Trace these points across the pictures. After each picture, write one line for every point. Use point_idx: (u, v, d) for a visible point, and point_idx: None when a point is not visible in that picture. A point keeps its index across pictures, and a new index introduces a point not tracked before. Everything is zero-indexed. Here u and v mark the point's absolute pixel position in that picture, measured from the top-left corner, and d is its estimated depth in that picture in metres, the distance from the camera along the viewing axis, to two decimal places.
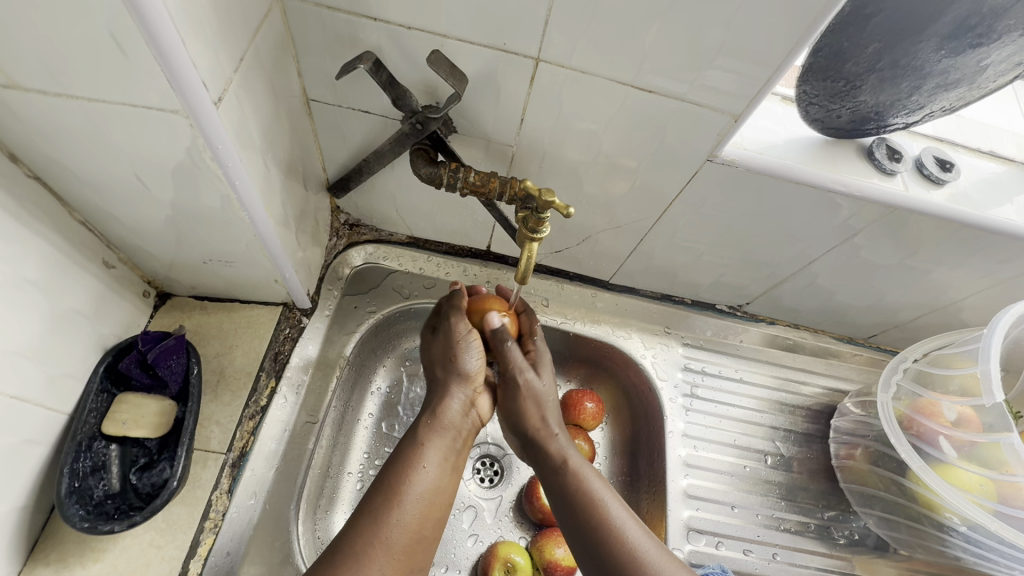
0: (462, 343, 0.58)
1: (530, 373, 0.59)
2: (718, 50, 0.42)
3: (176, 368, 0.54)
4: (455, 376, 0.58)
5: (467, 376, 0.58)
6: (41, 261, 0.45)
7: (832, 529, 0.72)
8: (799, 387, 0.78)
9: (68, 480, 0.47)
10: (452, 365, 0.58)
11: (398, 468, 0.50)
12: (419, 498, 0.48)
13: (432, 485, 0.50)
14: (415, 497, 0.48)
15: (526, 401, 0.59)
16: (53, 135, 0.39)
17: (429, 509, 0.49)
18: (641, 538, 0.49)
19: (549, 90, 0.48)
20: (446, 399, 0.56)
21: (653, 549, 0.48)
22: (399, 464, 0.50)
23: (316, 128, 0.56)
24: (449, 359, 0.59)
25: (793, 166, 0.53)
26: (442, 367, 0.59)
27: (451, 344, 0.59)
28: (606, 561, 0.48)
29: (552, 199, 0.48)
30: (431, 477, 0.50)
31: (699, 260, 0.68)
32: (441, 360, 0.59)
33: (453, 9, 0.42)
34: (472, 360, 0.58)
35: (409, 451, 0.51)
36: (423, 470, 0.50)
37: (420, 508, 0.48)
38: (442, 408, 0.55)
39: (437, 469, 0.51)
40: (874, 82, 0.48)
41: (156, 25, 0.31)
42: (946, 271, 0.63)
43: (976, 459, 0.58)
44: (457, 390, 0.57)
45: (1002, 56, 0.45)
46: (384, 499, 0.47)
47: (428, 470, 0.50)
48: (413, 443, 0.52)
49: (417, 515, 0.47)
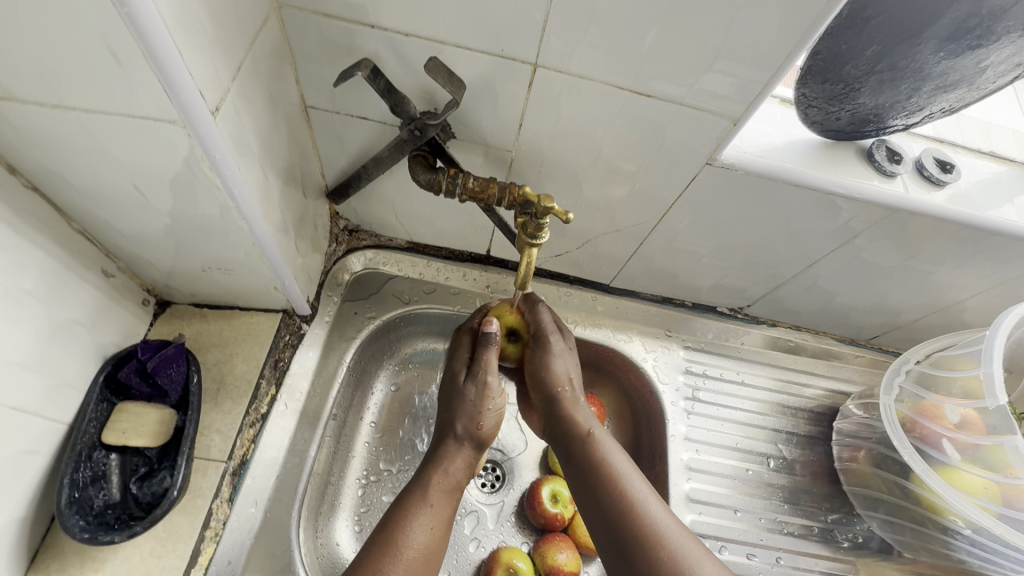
0: (486, 399, 0.57)
1: (557, 358, 0.59)
2: (716, 55, 0.42)
3: (176, 377, 0.55)
4: (469, 437, 0.57)
5: (482, 441, 0.58)
6: (39, 271, 0.45)
7: (835, 532, 0.71)
8: (801, 389, 0.78)
9: (68, 490, 0.47)
10: (472, 420, 0.57)
11: (400, 523, 0.50)
12: (417, 556, 0.49)
13: (426, 545, 0.50)
14: (413, 555, 0.48)
15: (555, 365, 0.59)
16: (51, 147, 0.39)
17: (425, 568, 0.49)
18: (660, 513, 0.49)
19: (548, 96, 0.48)
20: (454, 457, 0.56)
21: (673, 525, 0.48)
22: (401, 520, 0.50)
23: (315, 135, 0.56)
24: (472, 418, 0.57)
25: (793, 169, 0.52)
26: (459, 423, 0.57)
27: (473, 401, 0.57)
28: (621, 530, 0.48)
29: (551, 205, 0.48)
30: (429, 538, 0.50)
31: (699, 263, 0.68)
32: (461, 419, 0.57)
33: (449, 15, 0.42)
34: (490, 419, 0.58)
35: (411, 506, 0.51)
36: (421, 528, 0.50)
37: (417, 568, 0.48)
38: (450, 466, 0.55)
39: (435, 529, 0.51)
40: (873, 84, 0.48)
41: (152, 38, 0.31)
42: (948, 272, 0.63)
43: (980, 462, 0.57)
44: (464, 451, 0.57)
45: (1001, 57, 0.45)
46: (386, 556, 0.47)
47: (425, 521, 0.51)
48: (418, 499, 0.52)
49: (418, 568, 0.48)
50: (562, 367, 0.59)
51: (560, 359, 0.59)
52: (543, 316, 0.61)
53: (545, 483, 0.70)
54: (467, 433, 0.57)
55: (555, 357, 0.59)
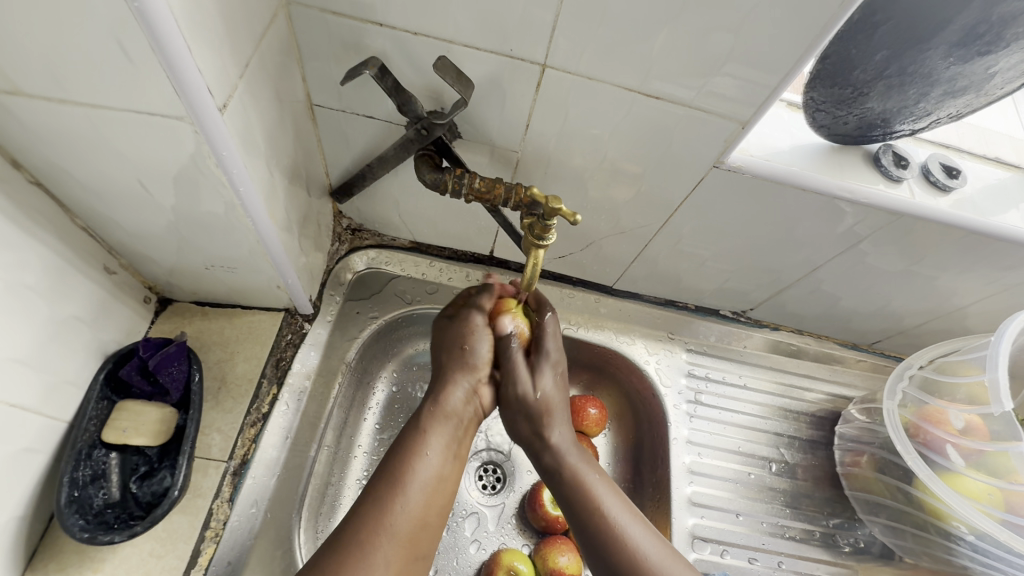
0: (471, 334, 0.57)
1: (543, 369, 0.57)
2: (726, 57, 0.42)
3: (177, 375, 0.54)
4: (467, 366, 0.56)
5: (481, 365, 0.57)
6: (42, 268, 0.45)
7: (837, 537, 0.71)
8: (803, 393, 0.78)
9: (67, 489, 0.47)
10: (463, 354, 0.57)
11: (402, 453, 0.50)
12: (421, 486, 0.48)
13: (433, 474, 0.50)
14: (416, 483, 0.48)
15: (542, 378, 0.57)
16: (56, 143, 0.39)
17: (431, 501, 0.49)
18: (643, 538, 0.50)
19: (555, 96, 0.48)
20: (449, 386, 0.55)
21: (653, 548, 0.50)
22: (401, 453, 0.50)
23: (320, 133, 0.55)
24: (464, 351, 0.57)
25: (799, 172, 0.52)
26: (456, 361, 0.56)
27: (463, 334, 0.57)
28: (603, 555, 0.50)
29: (559, 206, 0.48)
30: (435, 466, 0.50)
31: (703, 266, 0.68)
32: (451, 348, 0.57)
33: (458, 14, 0.42)
34: (479, 350, 0.57)
35: (414, 436, 0.51)
36: (427, 461, 0.50)
37: (421, 501, 0.48)
38: (446, 397, 0.54)
39: (439, 458, 0.51)
40: (881, 89, 0.48)
41: (162, 34, 0.30)
42: (952, 277, 0.63)
43: (983, 468, 0.58)
44: (463, 380, 0.55)
45: (1010, 64, 0.45)
46: (387, 485, 0.47)
47: (431, 451, 0.51)
48: (418, 427, 0.52)
49: (423, 497, 0.48)
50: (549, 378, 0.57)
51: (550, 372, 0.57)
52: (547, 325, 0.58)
53: (545, 485, 0.70)
54: (461, 362, 0.56)
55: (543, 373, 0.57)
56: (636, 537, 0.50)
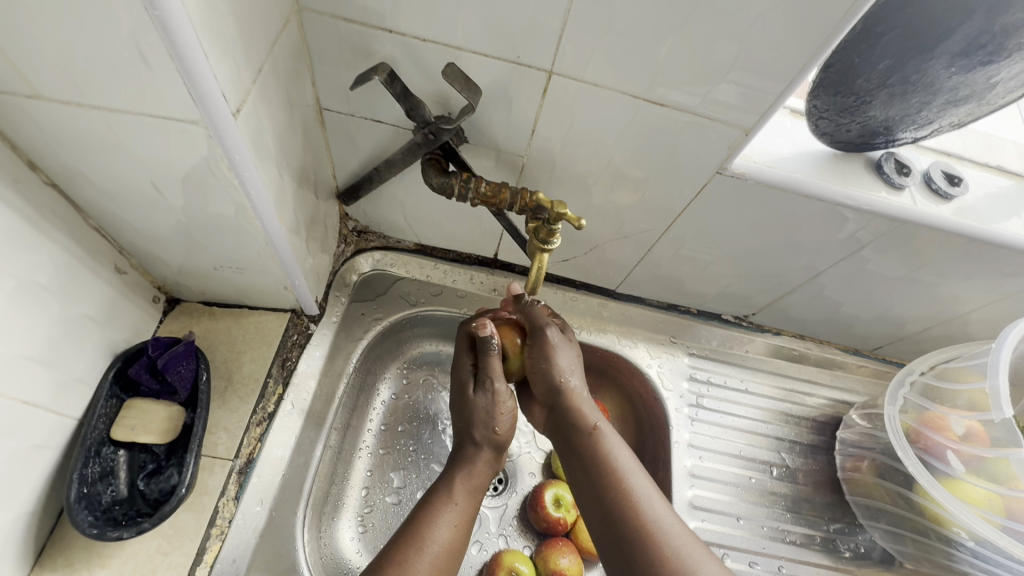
0: (498, 406, 0.56)
1: (559, 352, 0.58)
2: (729, 66, 0.43)
3: (185, 374, 0.55)
4: (487, 442, 0.56)
5: (502, 445, 0.57)
6: (54, 267, 0.45)
7: (838, 542, 0.71)
8: (804, 398, 0.78)
9: (76, 486, 0.47)
10: (485, 427, 0.56)
11: (423, 521, 0.50)
12: (440, 553, 0.49)
13: (450, 544, 0.50)
14: (436, 550, 0.48)
15: (557, 361, 0.58)
16: (71, 146, 0.40)
17: (448, 565, 0.49)
18: (663, 511, 0.50)
19: (561, 103, 0.49)
20: (471, 460, 0.55)
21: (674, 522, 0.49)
22: (422, 518, 0.50)
23: (328, 136, 0.56)
24: (487, 426, 0.56)
25: (801, 179, 0.53)
26: (477, 431, 0.56)
27: (486, 411, 0.56)
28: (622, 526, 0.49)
29: (564, 211, 0.49)
30: (452, 535, 0.50)
31: (706, 271, 0.69)
32: (479, 426, 0.56)
33: (467, 22, 0.43)
34: (506, 420, 0.57)
35: (434, 503, 0.52)
36: (445, 524, 0.50)
37: (441, 560, 0.48)
38: (470, 466, 0.55)
39: (457, 527, 0.51)
40: (884, 98, 0.48)
41: (181, 42, 0.31)
42: (953, 284, 0.63)
43: (983, 474, 0.58)
44: (485, 453, 0.56)
45: (1012, 73, 0.46)
46: (410, 548, 0.48)
47: (449, 517, 0.51)
48: (442, 498, 0.52)
49: (441, 563, 0.48)
50: (565, 362, 0.58)
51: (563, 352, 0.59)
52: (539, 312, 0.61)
53: (547, 487, 0.70)
54: (487, 440, 0.56)
55: (558, 353, 0.58)
56: (659, 519, 0.49)
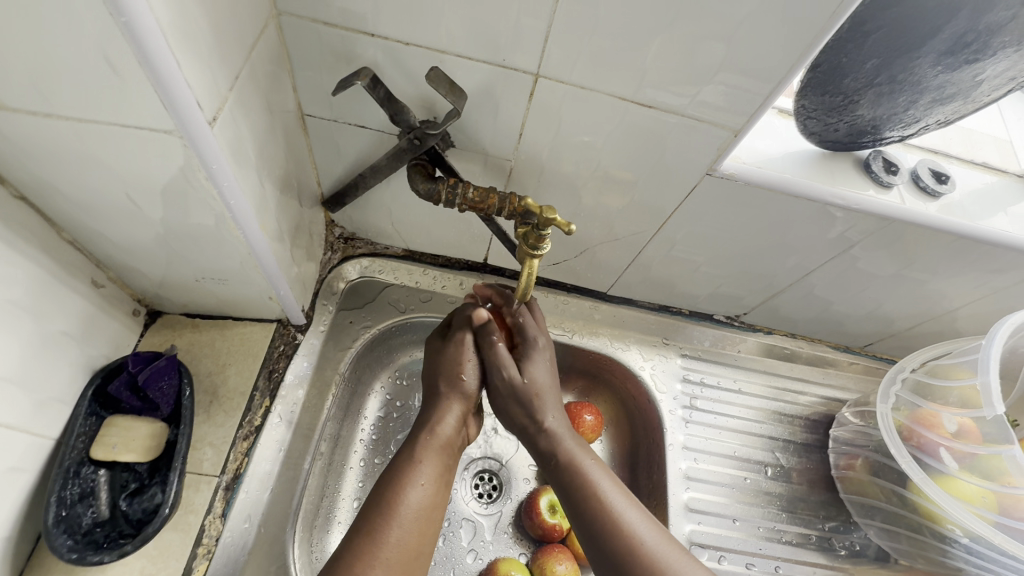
0: (462, 355, 0.59)
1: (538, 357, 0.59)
2: (718, 66, 0.42)
3: (168, 391, 0.53)
4: (455, 390, 0.57)
5: (468, 394, 0.58)
6: (27, 283, 0.44)
7: (833, 540, 0.71)
8: (797, 396, 0.78)
9: (55, 508, 0.46)
10: (456, 378, 0.58)
11: (395, 483, 0.49)
12: (413, 515, 0.48)
13: (425, 502, 0.49)
14: (407, 512, 0.48)
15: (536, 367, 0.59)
16: (40, 158, 0.38)
17: (420, 528, 0.48)
18: (640, 523, 0.50)
19: (549, 105, 0.48)
20: (442, 415, 0.56)
21: (652, 534, 0.49)
22: (394, 480, 0.50)
23: (311, 142, 0.55)
24: (450, 372, 0.58)
25: (791, 179, 0.53)
26: (443, 378, 0.58)
27: (453, 358, 0.59)
28: (602, 542, 0.49)
29: (553, 216, 0.47)
30: (425, 495, 0.50)
31: (696, 272, 0.68)
32: (444, 372, 0.58)
33: (451, 24, 0.42)
34: (471, 377, 0.58)
35: (405, 464, 0.51)
36: (418, 488, 0.50)
37: (412, 523, 0.48)
38: (438, 425, 0.55)
39: (430, 487, 0.50)
40: (871, 97, 0.48)
41: (152, 50, 0.30)
42: (942, 281, 0.64)
43: (977, 470, 0.58)
44: (455, 407, 0.57)
45: (997, 71, 0.46)
46: (381, 518, 0.47)
47: (421, 479, 0.50)
48: (411, 459, 0.52)
49: (413, 526, 0.48)
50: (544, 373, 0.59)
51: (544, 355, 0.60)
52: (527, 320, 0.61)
53: (543, 492, 0.70)
54: (455, 391, 0.57)
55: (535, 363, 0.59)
56: (637, 528, 0.49)
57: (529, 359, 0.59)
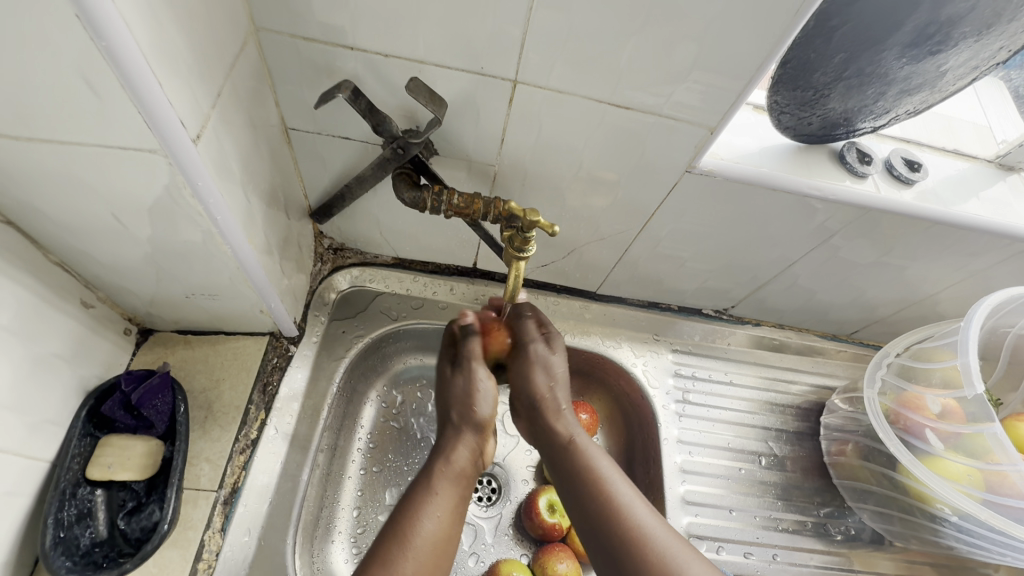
0: (473, 388, 0.59)
1: (537, 368, 0.60)
2: (691, 67, 0.43)
3: (162, 408, 0.53)
4: (466, 421, 0.58)
5: (480, 424, 0.58)
6: (17, 307, 0.44)
7: (829, 526, 0.72)
8: (787, 386, 0.79)
9: (52, 531, 0.46)
10: (467, 407, 0.58)
11: (410, 514, 0.50)
12: (427, 545, 0.49)
13: (440, 532, 0.50)
14: (423, 544, 0.48)
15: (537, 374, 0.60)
16: (25, 183, 0.39)
17: (438, 555, 0.49)
18: (648, 519, 0.50)
19: (528, 110, 0.49)
20: (455, 446, 0.57)
21: (659, 529, 0.49)
22: (408, 512, 0.50)
23: (296, 155, 0.55)
24: (464, 404, 0.58)
25: (769, 173, 0.54)
26: (454, 409, 0.59)
27: (464, 390, 0.59)
28: (609, 541, 0.49)
29: (536, 219, 0.48)
30: (439, 525, 0.50)
31: (683, 268, 0.69)
32: (456, 405, 0.59)
33: (428, 35, 0.43)
34: (484, 407, 0.59)
35: (417, 495, 0.52)
36: (433, 518, 0.50)
37: (430, 555, 0.48)
38: (453, 456, 0.56)
39: (445, 517, 0.51)
40: (841, 90, 0.50)
41: (133, 72, 0.31)
42: (921, 266, 0.65)
43: (962, 450, 0.59)
44: (467, 437, 0.57)
45: (960, 61, 0.48)
46: (394, 547, 0.48)
47: (434, 509, 0.51)
48: (424, 489, 0.52)
49: (429, 556, 0.48)
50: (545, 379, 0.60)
51: (544, 369, 0.60)
52: (528, 327, 0.62)
53: (542, 493, 0.71)
54: (466, 420, 0.58)
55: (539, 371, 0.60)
56: (644, 523, 0.50)
57: (535, 370, 0.60)
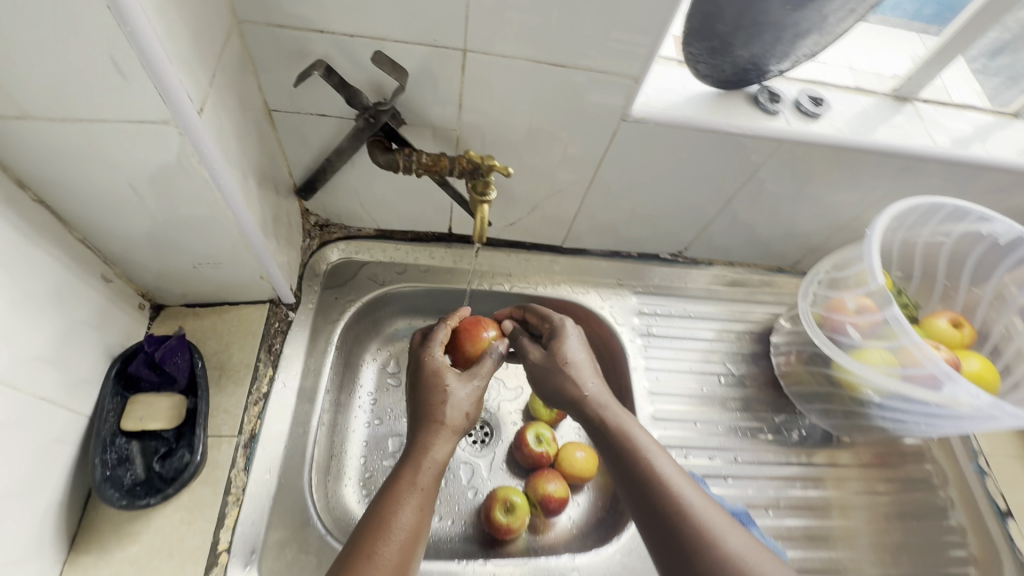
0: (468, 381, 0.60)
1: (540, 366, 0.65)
2: (610, 25, 0.52)
3: (181, 364, 0.61)
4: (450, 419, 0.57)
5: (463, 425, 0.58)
6: (51, 278, 0.51)
7: (784, 429, 0.82)
8: (740, 315, 0.89)
9: (100, 469, 0.53)
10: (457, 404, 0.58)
11: (389, 507, 0.50)
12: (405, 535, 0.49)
13: (415, 525, 0.50)
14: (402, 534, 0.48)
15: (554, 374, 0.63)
16: (55, 163, 0.45)
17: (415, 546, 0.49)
18: (685, 489, 0.51)
19: (480, 76, 0.57)
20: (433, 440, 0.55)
21: (696, 497, 0.50)
22: (387, 506, 0.50)
23: (279, 135, 0.62)
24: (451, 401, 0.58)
25: (693, 116, 0.63)
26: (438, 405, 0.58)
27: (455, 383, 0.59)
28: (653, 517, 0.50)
29: (493, 162, 0.58)
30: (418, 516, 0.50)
31: (636, 214, 0.78)
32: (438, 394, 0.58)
33: (386, 15, 0.50)
34: (467, 406, 0.58)
35: (398, 490, 0.51)
36: (411, 508, 0.50)
37: (407, 545, 0.48)
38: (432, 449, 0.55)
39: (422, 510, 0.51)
40: (743, 38, 0.58)
41: (150, 53, 0.38)
42: (838, 192, 0.75)
43: (878, 337, 0.68)
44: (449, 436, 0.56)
45: (837, 5, 0.56)
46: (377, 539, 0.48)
47: (414, 502, 0.51)
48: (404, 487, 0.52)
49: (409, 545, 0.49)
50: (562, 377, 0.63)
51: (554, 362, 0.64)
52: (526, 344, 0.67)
53: (529, 428, 0.79)
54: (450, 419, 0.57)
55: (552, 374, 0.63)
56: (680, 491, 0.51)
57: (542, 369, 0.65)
